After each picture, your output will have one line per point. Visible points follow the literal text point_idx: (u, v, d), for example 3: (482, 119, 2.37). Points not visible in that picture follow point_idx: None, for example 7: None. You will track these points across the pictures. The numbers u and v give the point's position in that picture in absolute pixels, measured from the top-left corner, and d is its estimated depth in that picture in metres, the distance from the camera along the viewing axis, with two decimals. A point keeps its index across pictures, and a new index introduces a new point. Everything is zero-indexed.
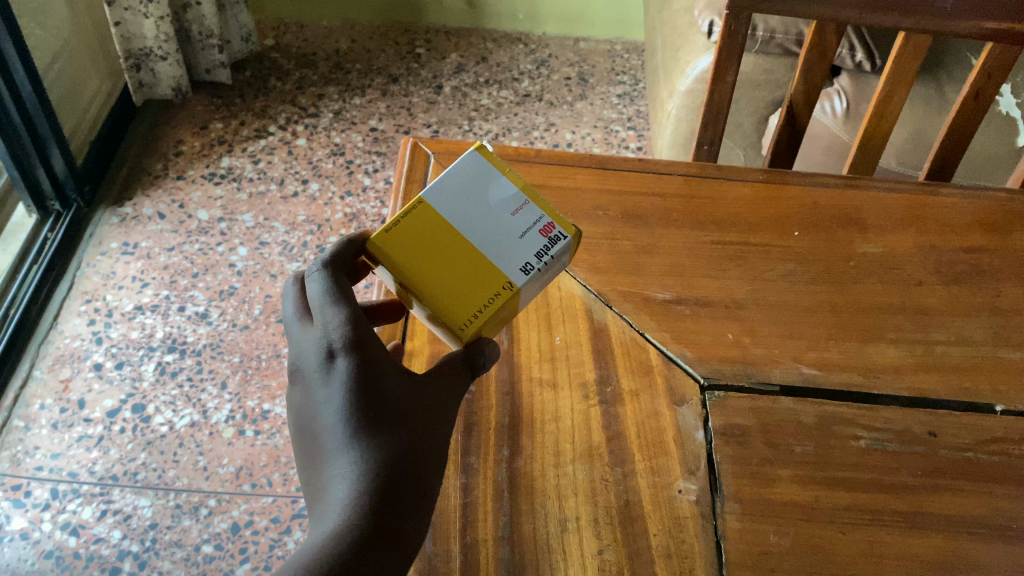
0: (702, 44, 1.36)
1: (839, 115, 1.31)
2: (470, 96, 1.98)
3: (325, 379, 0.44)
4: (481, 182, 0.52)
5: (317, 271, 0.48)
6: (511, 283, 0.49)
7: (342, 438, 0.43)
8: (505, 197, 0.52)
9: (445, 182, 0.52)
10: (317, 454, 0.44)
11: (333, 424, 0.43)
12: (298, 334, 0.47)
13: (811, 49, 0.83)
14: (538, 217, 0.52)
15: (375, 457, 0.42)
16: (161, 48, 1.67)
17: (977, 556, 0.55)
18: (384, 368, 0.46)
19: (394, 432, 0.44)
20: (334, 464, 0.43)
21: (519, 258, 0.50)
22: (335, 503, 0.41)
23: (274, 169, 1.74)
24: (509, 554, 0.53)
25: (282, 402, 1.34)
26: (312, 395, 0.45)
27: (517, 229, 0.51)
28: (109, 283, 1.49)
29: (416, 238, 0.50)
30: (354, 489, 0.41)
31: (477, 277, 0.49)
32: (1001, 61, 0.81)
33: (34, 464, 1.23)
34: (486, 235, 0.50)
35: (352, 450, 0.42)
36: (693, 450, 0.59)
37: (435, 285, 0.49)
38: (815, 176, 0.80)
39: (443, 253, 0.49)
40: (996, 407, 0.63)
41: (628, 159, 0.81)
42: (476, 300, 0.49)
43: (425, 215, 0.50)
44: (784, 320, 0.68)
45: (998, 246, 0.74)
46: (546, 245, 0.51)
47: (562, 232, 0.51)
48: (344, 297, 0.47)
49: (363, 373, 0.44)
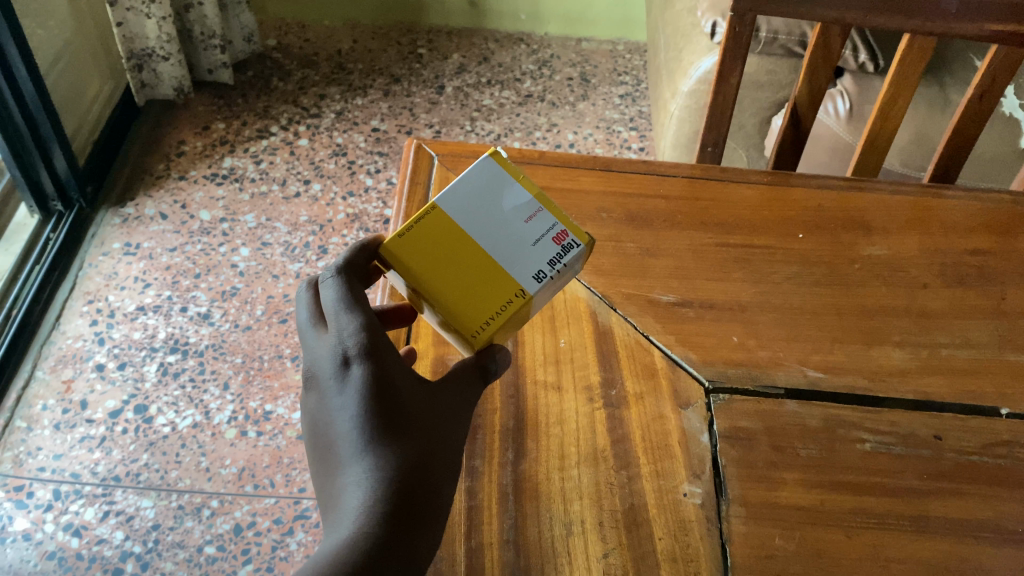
0: (705, 45, 1.36)
1: (842, 116, 1.31)
2: (472, 96, 1.98)
3: (340, 386, 0.44)
4: (496, 187, 0.52)
5: (331, 277, 0.48)
6: (524, 291, 0.49)
7: (357, 446, 0.43)
8: (519, 203, 0.52)
9: (459, 188, 0.52)
10: (331, 461, 0.44)
11: (348, 431, 0.43)
12: (312, 340, 0.47)
13: (816, 51, 0.83)
14: (552, 223, 0.51)
15: (389, 466, 0.42)
16: (164, 48, 1.67)
17: (982, 560, 0.55)
18: (398, 376, 0.46)
19: (408, 440, 0.44)
20: (348, 471, 0.42)
21: (531, 266, 0.50)
22: (349, 510, 0.41)
23: (276, 170, 1.74)
24: (514, 558, 0.53)
25: (285, 403, 1.34)
26: (326, 402, 0.45)
27: (531, 236, 0.51)
28: (112, 283, 1.49)
29: (429, 244, 0.50)
30: (368, 497, 0.41)
31: (489, 284, 0.49)
32: (1005, 64, 0.81)
33: (36, 465, 1.23)
34: (499, 242, 0.50)
35: (366, 458, 0.42)
36: (698, 453, 0.59)
37: (447, 291, 0.49)
38: (819, 178, 0.80)
39: (456, 260, 0.49)
40: (1002, 410, 0.63)
41: (632, 161, 0.81)
42: (488, 308, 0.49)
43: (438, 220, 0.50)
44: (789, 322, 0.68)
45: (1003, 249, 0.74)
46: (559, 253, 0.51)
47: (576, 239, 0.51)
48: (358, 304, 0.47)
49: (378, 381, 0.44)
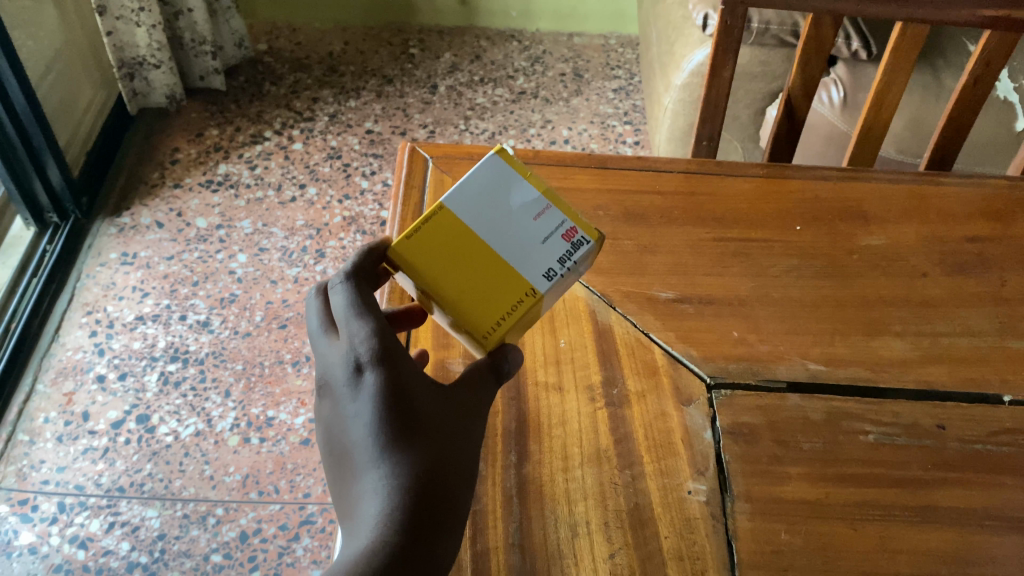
0: (697, 37, 1.35)
1: (836, 105, 1.30)
2: (465, 95, 1.97)
3: (353, 394, 0.44)
4: (503, 185, 0.51)
5: (341, 284, 0.48)
6: (534, 291, 0.49)
7: (372, 453, 0.42)
8: (527, 200, 0.51)
9: (467, 186, 0.51)
10: (348, 468, 0.44)
11: (363, 439, 0.43)
12: (324, 348, 0.47)
13: (809, 41, 0.82)
14: (560, 221, 0.51)
15: (405, 473, 0.42)
16: (155, 56, 1.67)
17: (989, 549, 0.54)
18: (412, 381, 0.45)
19: (423, 445, 0.43)
20: (364, 479, 0.42)
21: (542, 263, 0.50)
22: (367, 519, 0.41)
23: (271, 175, 1.73)
24: (520, 562, 0.53)
25: (286, 408, 1.34)
26: (340, 410, 0.44)
27: (539, 234, 0.50)
28: (110, 293, 1.48)
29: (437, 245, 0.49)
30: (385, 504, 0.41)
31: (500, 283, 0.49)
32: (1000, 49, 0.81)
33: (40, 478, 1.23)
34: (508, 240, 0.50)
35: (381, 466, 0.42)
36: (701, 450, 0.59)
37: (457, 294, 0.49)
38: (815, 169, 0.80)
39: (464, 261, 0.49)
40: (1005, 397, 0.63)
41: (627, 158, 0.80)
42: (500, 308, 0.48)
43: (446, 220, 0.50)
44: (789, 316, 0.68)
45: (1002, 235, 0.74)
46: (569, 250, 0.50)
47: (585, 236, 0.51)
48: (369, 310, 0.46)
49: (391, 388, 0.44)
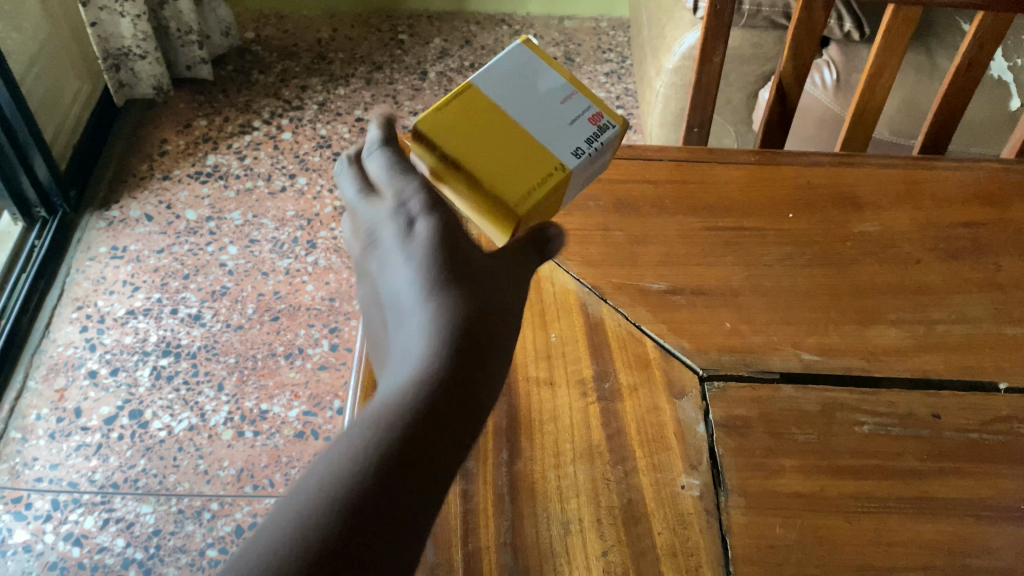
0: (688, 20, 1.34)
1: (829, 86, 1.29)
2: (455, 81, 1.96)
3: (403, 241, 0.44)
4: (531, 68, 0.52)
5: (379, 150, 0.49)
6: (564, 166, 0.48)
7: (426, 287, 0.42)
8: (554, 86, 0.52)
9: (495, 72, 0.51)
10: (395, 317, 0.43)
11: (415, 277, 0.43)
12: (370, 209, 0.47)
13: (800, 25, 0.81)
14: (587, 106, 0.51)
15: (455, 310, 0.41)
16: (140, 46, 1.65)
17: (985, 540, 0.54)
18: (461, 230, 0.46)
19: (476, 288, 0.43)
20: (411, 320, 0.42)
21: (570, 143, 0.50)
22: (409, 358, 0.40)
23: (261, 165, 1.72)
24: (512, 561, 0.52)
25: (280, 401, 1.33)
26: (391, 259, 0.45)
27: (566, 117, 0.50)
28: (100, 288, 1.47)
29: (466, 119, 0.49)
30: (430, 342, 0.40)
31: (529, 156, 0.48)
32: (993, 30, 0.80)
33: (33, 476, 1.22)
34: (536, 116, 0.50)
35: (427, 305, 0.41)
36: (694, 444, 0.58)
37: (486, 165, 0.47)
38: (807, 155, 0.79)
39: (493, 134, 0.48)
40: (1000, 385, 0.62)
41: (617, 147, 0.79)
42: (530, 178, 0.47)
43: (475, 99, 0.50)
44: (782, 305, 0.67)
45: (997, 220, 0.73)
46: (596, 132, 0.51)
47: (610, 121, 0.51)
48: (413, 169, 0.48)
49: (442, 230, 0.44)
